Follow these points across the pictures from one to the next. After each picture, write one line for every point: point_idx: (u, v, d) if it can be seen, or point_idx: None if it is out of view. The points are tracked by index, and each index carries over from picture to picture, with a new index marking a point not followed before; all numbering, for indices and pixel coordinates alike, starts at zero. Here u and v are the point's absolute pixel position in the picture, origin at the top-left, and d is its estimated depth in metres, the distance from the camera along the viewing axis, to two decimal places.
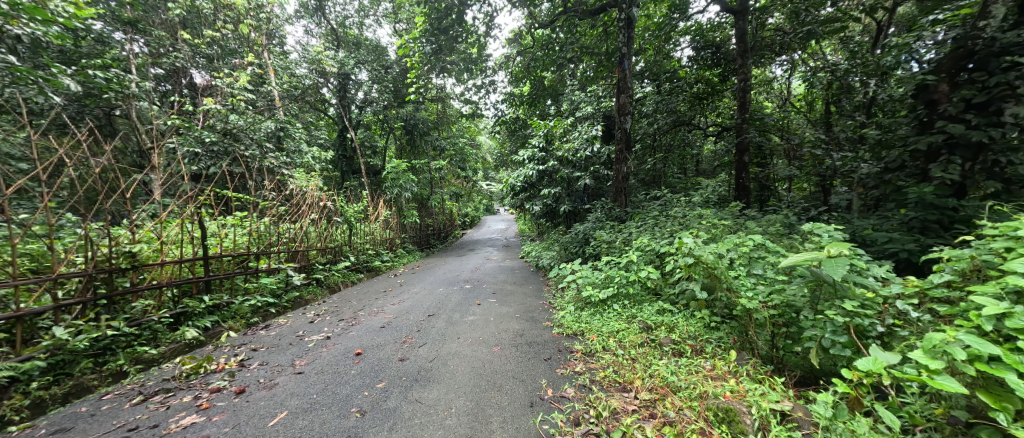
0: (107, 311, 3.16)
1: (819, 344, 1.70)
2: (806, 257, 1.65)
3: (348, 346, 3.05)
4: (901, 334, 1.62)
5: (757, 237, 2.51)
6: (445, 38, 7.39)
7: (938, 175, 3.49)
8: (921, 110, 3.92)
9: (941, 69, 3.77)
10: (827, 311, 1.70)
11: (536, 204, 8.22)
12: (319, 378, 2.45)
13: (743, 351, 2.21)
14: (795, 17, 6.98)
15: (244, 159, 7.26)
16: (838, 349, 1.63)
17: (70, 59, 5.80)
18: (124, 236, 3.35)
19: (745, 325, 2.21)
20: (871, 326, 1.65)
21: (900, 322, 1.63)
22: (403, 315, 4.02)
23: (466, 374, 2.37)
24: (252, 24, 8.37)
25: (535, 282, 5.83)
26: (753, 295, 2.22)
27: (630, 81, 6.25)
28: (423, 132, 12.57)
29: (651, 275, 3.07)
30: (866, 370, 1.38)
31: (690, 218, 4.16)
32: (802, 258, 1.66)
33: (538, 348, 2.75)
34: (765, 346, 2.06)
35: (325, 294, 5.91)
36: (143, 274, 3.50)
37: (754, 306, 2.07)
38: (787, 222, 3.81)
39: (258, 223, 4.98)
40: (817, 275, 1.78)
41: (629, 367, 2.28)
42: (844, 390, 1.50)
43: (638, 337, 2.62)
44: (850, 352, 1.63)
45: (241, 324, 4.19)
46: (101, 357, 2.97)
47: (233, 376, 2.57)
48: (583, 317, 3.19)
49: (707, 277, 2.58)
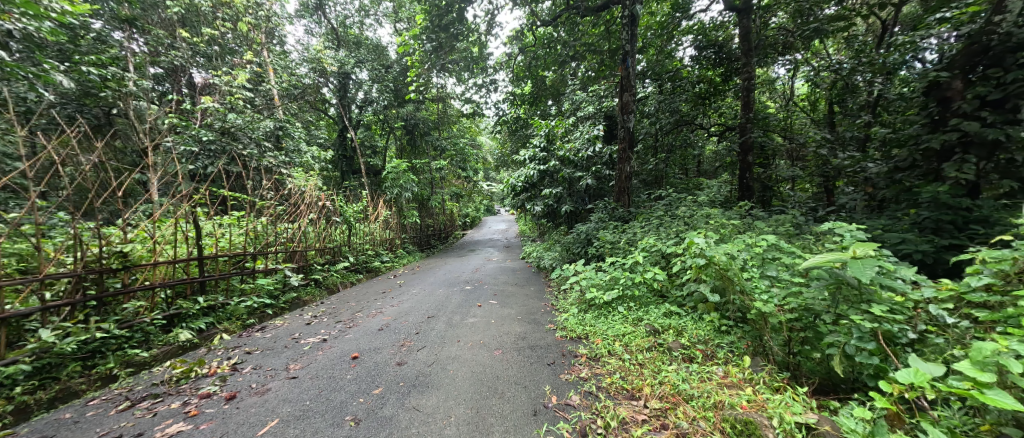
0: (96, 313, 3.08)
1: (843, 351, 1.61)
2: (832, 256, 1.54)
3: (345, 349, 2.96)
4: (933, 341, 1.52)
5: (770, 237, 2.42)
6: (446, 37, 7.32)
7: (952, 174, 3.40)
8: (933, 108, 3.82)
9: (954, 66, 3.68)
10: (852, 315, 1.60)
11: (538, 204, 8.13)
12: (313, 383, 2.36)
13: (757, 356, 2.12)
14: (799, 16, 6.90)
15: (243, 159, 7.19)
16: (865, 357, 1.53)
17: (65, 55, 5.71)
18: (115, 235, 3.27)
19: (759, 329, 2.13)
20: (901, 333, 1.55)
21: (933, 328, 1.54)
22: (402, 317, 3.93)
23: (467, 380, 2.28)
24: (251, 22, 8.31)
25: (536, 283, 5.75)
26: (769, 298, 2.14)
27: (633, 79, 6.12)
28: (423, 132, 12.49)
29: (659, 276, 2.99)
30: (908, 383, 1.30)
31: (697, 218, 4.07)
32: (830, 257, 1.56)
33: (541, 352, 2.65)
34: (780, 352, 1.96)
35: (324, 295, 5.82)
36: (136, 274, 3.42)
37: (770, 309, 1.98)
38: (797, 224, 3.72)
39: (255, 223, 4.90)
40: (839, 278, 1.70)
41: (637, 373, 2.19)
42: (882, 405, 1.41)
43: (645, 341, 2.52)
44: (879, 360, 1.53)
45: (237, 325, 4.10)
46: (90, 361, 2.89)
47: (225, 381, 2.48)
48: (586, 320, 3.09)
49: (719, 279, 2.49)
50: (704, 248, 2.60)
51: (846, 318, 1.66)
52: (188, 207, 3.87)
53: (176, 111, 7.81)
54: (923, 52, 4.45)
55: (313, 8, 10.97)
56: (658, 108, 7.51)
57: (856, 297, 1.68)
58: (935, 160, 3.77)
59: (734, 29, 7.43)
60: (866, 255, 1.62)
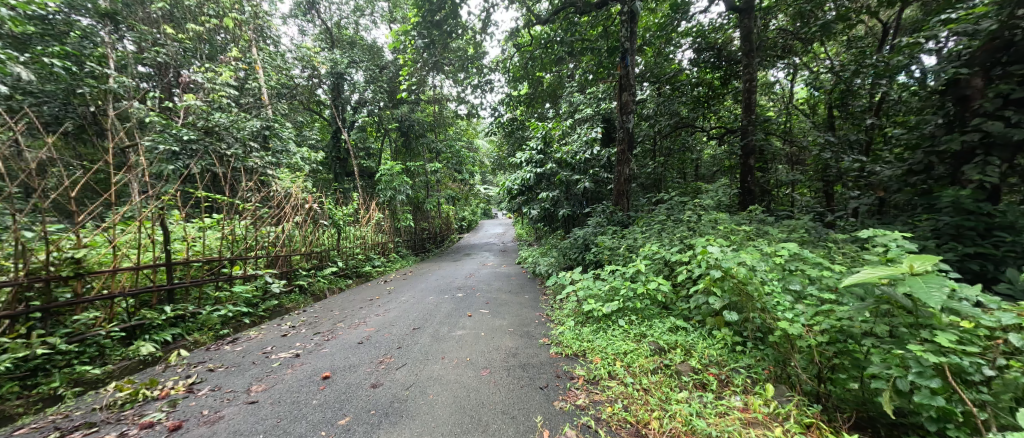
0: (42, 326, 2.80)
1: (895, 386, 1.36)
2: (886, 273, 1.28)
3: (317, 367, 2.68)
4: (1013, 380, 1.26)
5: (792, 246, 2.17)
6: (439, 34, 7.04)
7: (976, 177, 3.16)
8: (951, 107, 3.62)
9: (973, 63, 3.45)
10: (909, 345, 1.34)
11: (534, 208, 7.85)
12: (272, 410, 2.09)
13: (781, 384, 1.87)
14: (800, 18, 6.59)
15: (228, 159, 6.89)
16: (926, 396, 1.28)
17: (24, 45, 5.52)
18: (66, 240, 3.00)
19: (784, 351, 1.89)
20: (974, 368, 1.29)
21: (1013, 364, 1.28)
22: (385, 328, 3.65)
23: (446, 408, 2.01)
24: (238, 18, 7.94)
25: (532, 291, 5.47)
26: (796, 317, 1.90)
27: (633, 79, 5.88)
28: (418, 134, 11.90)
29: (662, 287, 2.76)
30: None
31: (703, 223, 3.83)
32: (883, 273, 1.30)
33: (533, 373, 2.38)
34: (810, 381, 1.72)
35: (308, 302, 5.50)
36: (91, 282, 3.14)
37: (798, 331, 1.74)
38: (811, 231, 3.48)
39: (235, 226, 4.60)
40: (887, 296, 1.47)
41: (642, 401, 1.93)
42: None
43: (649, 361, 2.26)
44: (944, 401, 1.27)
45: (208, 336, 3.78)
46: (31, 380, 2.60)
47: (174, 407, 2.21)
48: (584, 335, 2.82)
49: (735, 293, 2.24)
50: (719, 259, 2.34)
51: (897, 346, 1.41)
52: (153, 207, 3.59)
53: (161, 110, 7.51)
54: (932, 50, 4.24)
55: (307, 8, 10.70)
56: (657, 111, 7.33)
57: (911, 321, 1.43)
58: (954, 162, 3.55)
59: (733, 31, 7.20)
60: (924, 271, 1.36)
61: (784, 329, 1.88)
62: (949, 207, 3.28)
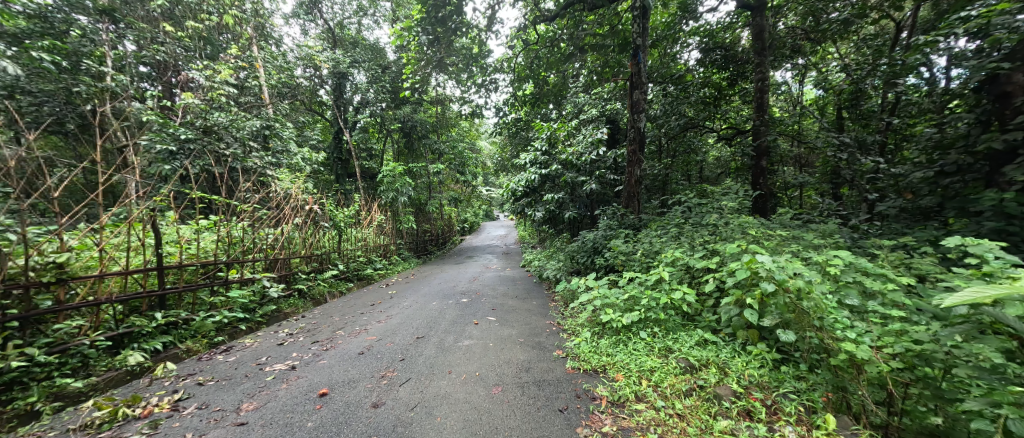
0: (20, 336, 2.60)
1: (1005, 429, 1.18)
2: (1002, 294, 1.09)
3: (314, 382, 2.48)
4: None
5: (845, 257, 1.99)
6: (444, 31, 6.80)
7: (1020, 179, 2.94)
8: (989, 105, 3.39)
9: (1015, 56, 3.24)
10: None
11: (539, 210, 7.62)
12: (263, 433, 1.90)
13: (843, 416, 1.69)
14: (811, 17, 6.43)
15: (226, 159, 6.71)
16: None
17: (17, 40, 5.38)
18: (48, 244, 2.82)
19: (849, 377, 1.71)
20: None
21: None
22: (387, 337, 3.45)
23: (456, 434, 1.82)
24: (237, 15, 7.78)
25: (539, 297, 5.25)
26: (863, 340, 1.72)
27: (644, 75, 5.66)
28: (421, 135, 11.79)
29: (689, 298, 2.58)
30: None
31: (723, 227, 3.64)
32: (999, 293, 1.11)
33: (550, 391, 2.18)
34: (882, 414, 1.55)
35: (308, 307, 5.31)
36: (75, 290, 2.95)
37: (868, 356, 1.56)
38: (842, 237, 3.28)
39: (234, 228, 4.43)
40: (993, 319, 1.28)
41: (680, 431, 1.74)
42: None
43: (681, 382, 2.09)
44: None
45: (201, 344, 3.59)
46: (6, 394, 2.40)
47: (156, 428, 2.01)
48: (603, 348, 2.64)
49: (787, 309, 2.04)
50: (769, 270, 2.12)
51: (1003, 381, 1.23)
52: (145, 207, 3.40)
53: (160, 109, 7.34)
54: (944, 49, 4.06)
55: (308, 7, 10.51)
56: (665, 111, 7.14)
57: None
58: (992, 163, 3.34)
59: (742, 30, 7.02)
60: None
61: (849, 352, 1.70)
62: (991, 212, 3.07)
